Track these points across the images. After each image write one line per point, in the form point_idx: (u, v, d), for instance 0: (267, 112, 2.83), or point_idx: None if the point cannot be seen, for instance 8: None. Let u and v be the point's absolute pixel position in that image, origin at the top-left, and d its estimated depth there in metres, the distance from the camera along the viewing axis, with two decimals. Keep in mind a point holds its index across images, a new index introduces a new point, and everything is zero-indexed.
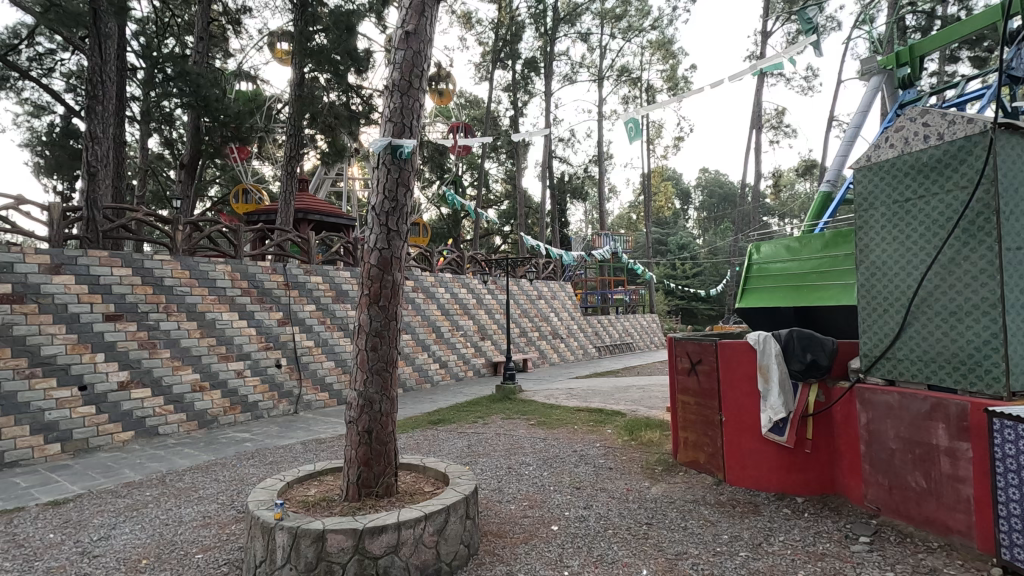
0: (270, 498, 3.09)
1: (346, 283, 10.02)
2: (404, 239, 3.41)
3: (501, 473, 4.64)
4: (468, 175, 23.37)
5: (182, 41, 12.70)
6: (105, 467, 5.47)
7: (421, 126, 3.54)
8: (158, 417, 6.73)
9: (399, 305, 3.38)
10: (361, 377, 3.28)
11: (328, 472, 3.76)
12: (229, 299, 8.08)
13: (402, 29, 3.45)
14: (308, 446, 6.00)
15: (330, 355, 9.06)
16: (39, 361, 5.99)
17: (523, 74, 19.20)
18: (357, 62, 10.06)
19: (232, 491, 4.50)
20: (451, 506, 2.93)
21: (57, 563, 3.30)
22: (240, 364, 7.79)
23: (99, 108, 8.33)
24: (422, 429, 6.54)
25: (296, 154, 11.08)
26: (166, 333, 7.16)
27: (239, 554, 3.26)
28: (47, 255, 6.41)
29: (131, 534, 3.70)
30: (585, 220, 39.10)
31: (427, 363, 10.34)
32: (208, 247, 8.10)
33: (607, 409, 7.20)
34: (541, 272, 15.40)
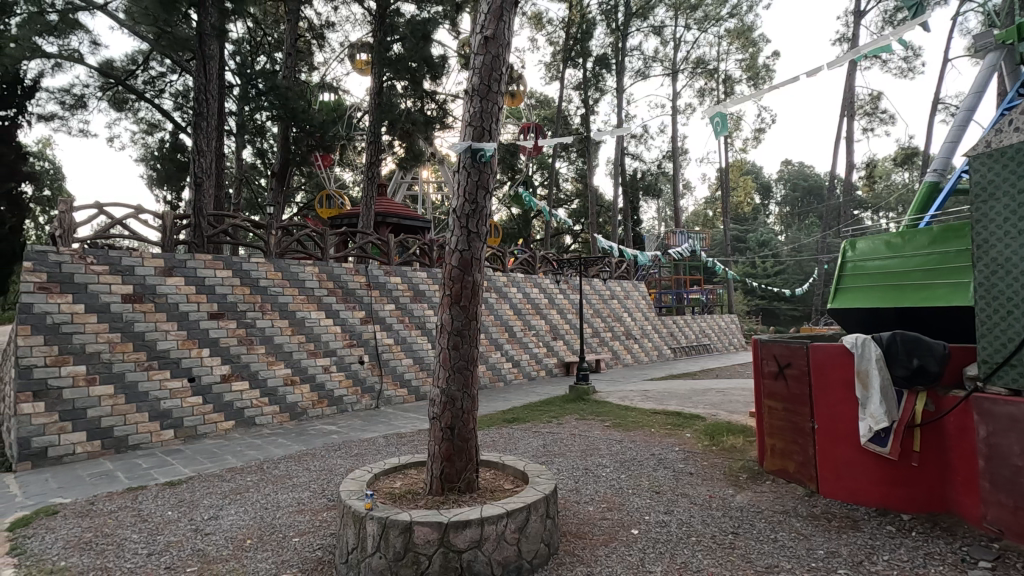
0: (360, 489, 3.25)
1: (423, 283, 10.35)
2: (483, 240, 3.48)
3: (577, 474, 4.62)
4: (538, 175, 23.41)
5: (273, 57, 13.61)
6: (211, 452, 5.97)
7: (500, 129, 3.60)
8: (255, 409, 7.27)
9: (479, 304, 3.45)
10: (443, 376, 3.38)
11: (411, 466, 3.89)
12: (317, 298, 8.58)
13: (482, 34, 3.51)
14: (390, 439, 6.26)
15: (409, 353, 9.39)
16: (155, 355, 6.64)
17: (595, 71, 18.98)
18: (432, 68, 10.36)
19: (322, 480, 4.78)
20: (532, 505, 2.96)
21: (175, 537, 3.64)
22: (327, 360, 8.25)
23: (204, 124, 9.09)
24: (498, 426, 6.65)
25: (376, 159, 11.55)
26: (262, 330, 7.71)
27: (331, 541, 3.45)
28: (162, 259, 7.09)
29: (237, 515, 4.01)
30: (658, 218, 38.11)
31: (500, 362, 10.49)
32: (298, 250, 8.61)
33: (685, 411, 6.99)
34: (614, 272, 15.16)
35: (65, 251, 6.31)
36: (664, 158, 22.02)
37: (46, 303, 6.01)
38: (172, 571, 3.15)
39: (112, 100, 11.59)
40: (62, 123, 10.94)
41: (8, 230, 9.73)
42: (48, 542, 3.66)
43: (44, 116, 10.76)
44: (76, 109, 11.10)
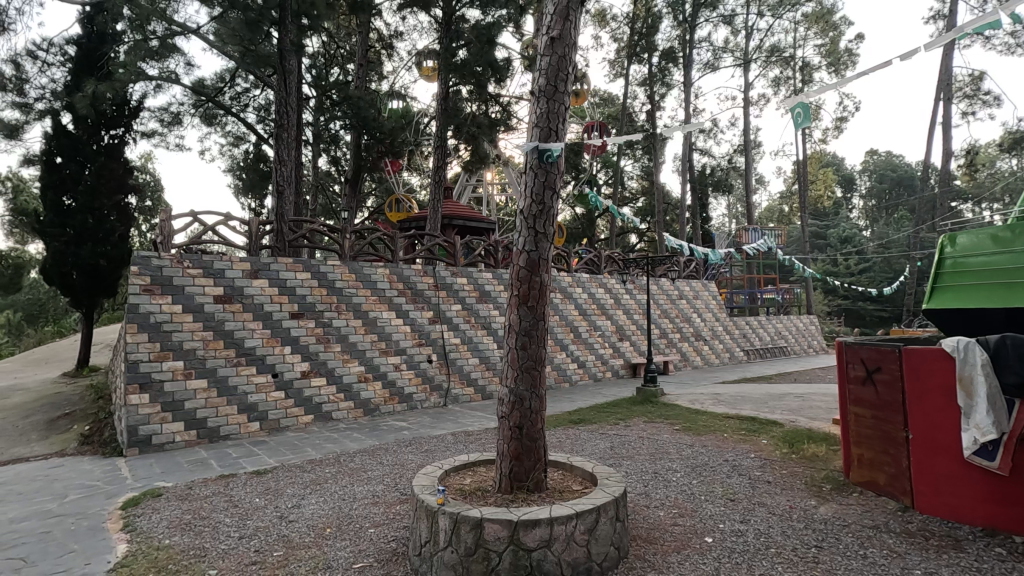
0: (432, 484, 3.33)
1: (489, 283, 10.47)
2: (551, 240, 3.49)
3: (647, 478, 4.52)
4: (602, 174, 23.10)
5: (345, 69, 14.27)
6: (292, 445, 6.33)
7: (567, 129, 3.59)
8: (332, 404, 7.65)
9: (546, 305, 3.46)
10: (512, 375, 3.41)
11: (480, 464, 3.96)
12: (388, 299, 8.89)
13: (548, 35, 3.52)
14: (458, 437, 6.38)
15: (475, 352, 9.55)
16: (244, 352, 7.13)
17: (661, 65, 18.50)
18: (497, 72, 10.48)
19: (395, 475, 4.96)
20: (602, 507, 2.93)
21: (263, 523, 3.90)
22: (398, 358, 8.54)
23: (284, 135, 9.66)
24: (564, 427, 6.63)
25: (443, 163, 11.81)
26: (338, 329, 8.09)
27: (404, 534, 3.56)
28: (248, 262, 7.59)
29: (317, 505, 4.24)
30: (728, 214, 36.62)
31: (565, 362, 10.48)
32: (371, 253, 8.94)
33: (761, 416, 6.68)
34: (682, 272, 14.69)
35: (166, 256, 6.90)
36: (736, 153, 21.11)
37: (150, 303, 6.60)
38: (261, 554, 3.37)
39: (203, 116, 12.55)
40: (161, 139, 11.97)
41: (118, 239, 10.77)
42: (154, 521, 4.03)
43: (146, 133, 11.81)
44: (174, 126, 12.10)
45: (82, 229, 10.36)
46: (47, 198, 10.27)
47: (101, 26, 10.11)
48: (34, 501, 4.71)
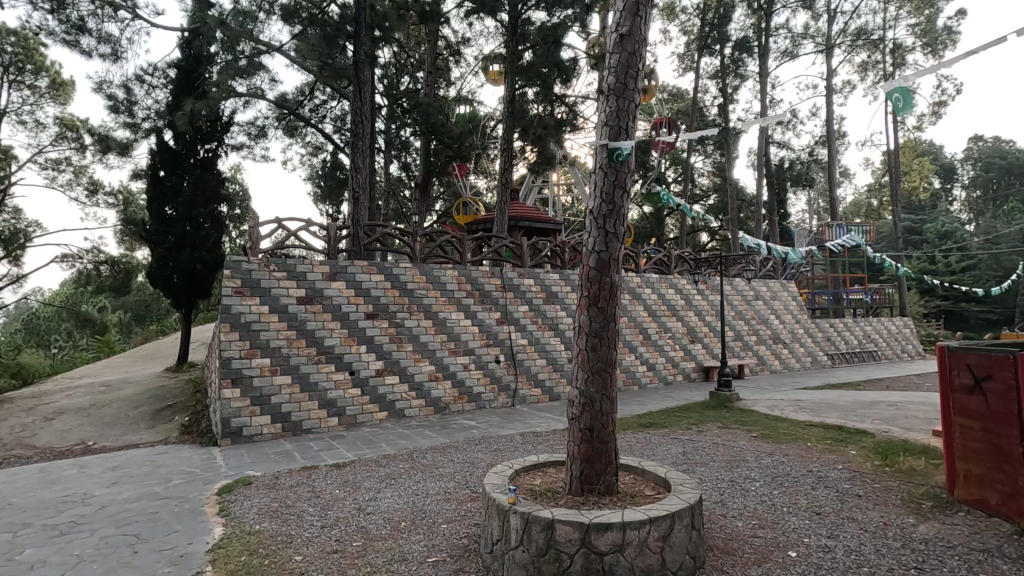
0: (503, 483, 3.37)
1: (555, 285, 10.41)
2: (621, 241, 3.43)
3: (723, 486, 4.35)
4: (671, 171, 22.44)
5: (415, 77, 14.73)
6: (368, 440, 6.59)
7: (637, 127, 3.53)
8: (404, 401, 7.91)
9: (617, 306, 3.41)
10: (582, 377, 3.39)
11: (550, 465, 3.96)
12: (457, 300, 9.07)
13: (617, 32, 3.47)
14: (526, 437, 6.42)
15: (543, 353, 9.55)
16: (323, 350, 7.52)
17: (734, 56, 17.74)
18: (563, 72, 10.46)
19: (466, 472, 5.06)
20: (676, 514, 2.85)
21: (343, 514, 4.08)
22: (467, 358, 8.70)
23: (359, 143, 10.10)
24: (633, 431, 6.51)
25: (509, 165, 11.90)
26: (409, 329, 8.36)
27: (476, 531, 3.63)
28: (327, 265, 7.99)
29: (392, 499, 4.39)
30: (809, 210, 34.55)
31: (634, 365, 10.30)
32: (440, 255, 9.18)
33: (849, 426, 6.25)
34: (759, 271, 13.99)
35: (254, 260, 7.40)
36: (817, 144, 19.87)
37: (241, 304, 7.10)
38: (342, 543, 3.53)
39: (286, 128, 13.36)
40: (249, 151, 12.86)
41: (212, 244, 11.64)
42: (246, 507, 4.32)
43: (236, 146, 12.73)
44: (260, 138, 12.96)
45: (182, 236, 11.31)
46: (152, 208, 11.29)
47: (198, 49, 11.00)
48: (144, 484, 5.19)
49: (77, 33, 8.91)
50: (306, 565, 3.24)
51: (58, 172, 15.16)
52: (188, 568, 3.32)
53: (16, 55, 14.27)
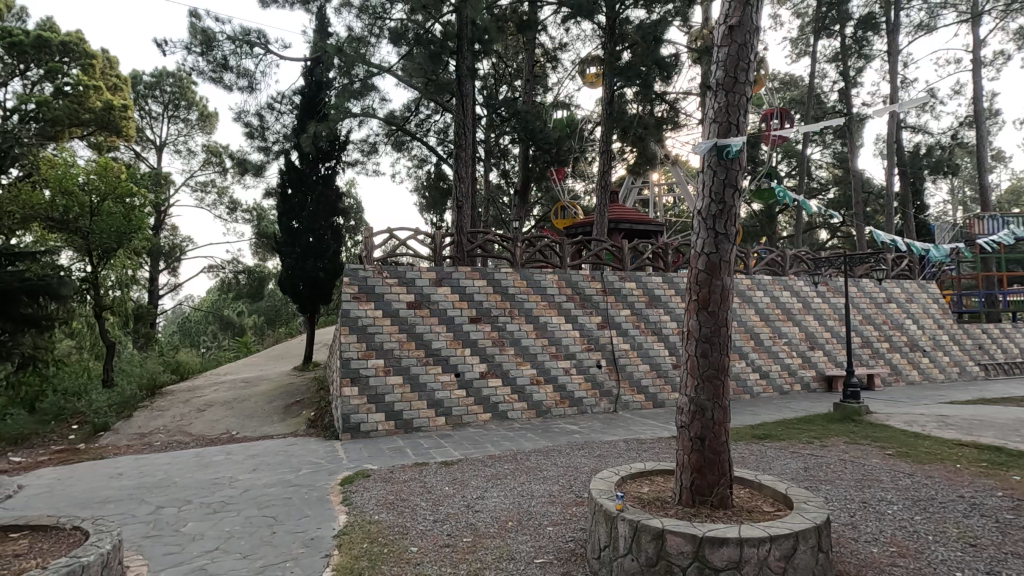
0: (609, 489, 3.34)
1: (659, 288, 10.08)
2: (732, 241, 3.28)
3: (853, 507, 3.97)
4: (785, 165, 20.89)
5: (513, 85, 15.03)
6: (474, 440, 6.81)
7: (749, 122, 3.36)
8: (507, 404, 8.07)
9: (729, 311, 3.26)
10: (692, 384, 3.27)
11: (658, 473, 3.86)
12: (558, 304, 9.11)
13: (726, 24, 3.33)
14: (631, 444, 6.29)
15: (645, 358, 9.30)
16: (432, 353, 7.90)
17: (857, 36, 16.17)
18: (664, 69, 10.11)
19: (570, 477, 5.06)
20: (801, 533, 2.66)
21: (454, 510, 4.26)
22: (568, 363, 8.71)
23: (462, 153, 10.51)
24: (747, 442, 6.14)
25: (608, 167, 11.75)
26: (511, 333, 8.54)
27: (582, 536, 3.62)
28: (434, 271, 8.40)
29: (499, 499, 4.51)
30: (952, 199, 30.54)
31: (745, 372, 9.72)
32: (540, 260, 9.23)
33: (1010, 448, 5.43)
34: (892, 271, 12.58)
35: (369, 267, 7.98)
36: (962, 126, 17.50)
37: (358, 308, 7.68)
38: (453, 538, 3.69)
39: (394, 143, 14.21)
40: (362, 167, 13.84)
41: (332, 254, 12.64)
42: (365, 498, 4.65)
43: (351, 163, 13.76)
44: (371, 154, 13.91)
45: (306, 247, 12.42)
46: (281, 223, 12.52)
47: (318, 76, 12.02)
48: (279, 471, 5.77)
49: (222, 71, 10.15)
50: (421, 556, 3.42)
51: (206, 193, 17.32)
52: (318, 551, 3.63)
53: (174, 94, 16.54)
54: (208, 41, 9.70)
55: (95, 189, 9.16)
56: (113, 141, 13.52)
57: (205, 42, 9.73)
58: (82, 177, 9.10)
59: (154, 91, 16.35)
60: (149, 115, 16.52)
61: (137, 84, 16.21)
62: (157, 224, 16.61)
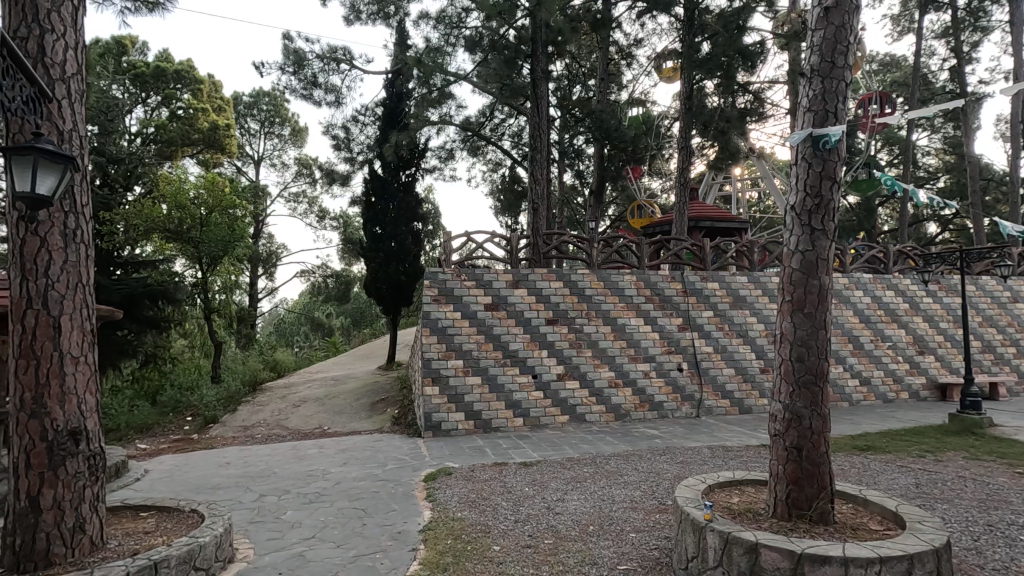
0: (696, 497, 3.22)
1: (744, 288, 9.59)
2: (831, 237, 3.07)
3: (977, 530, 3.57)
4: (885, 153, 19.21)
5: (587, 85, 14.90)
6: (553, 442, 6.81)
7: (848, 109, 3.13)
8: (585, 406, 7.99)
9: (828, 312, 3.05)
10: (786, 390, 3.08)
11: (749, 483, 3.67)
12: (636, 306, 8.91)
13: (821, 6, 3.12)
14: (716, 452, 6.03)
15: (730, 362, 8.89)
16: (509, 354, 7.98)
17: (972, 7, 14.57)
18: (747, 59, 9.62)
19: (652, 483, 4.93)
20: (916, 556, 2.43)
21: (535, 511, 4.28)
22: (647, 365, 8.50)
23: (537, 156, 10.54)
24: (847, 453, 5.70)
25: (688, 163, 11.35)
26: (588, 335, 8.46)
27: (667, 545, 3.51)
28: (510, 274, 8.49)
29: (579, 502, 4.47)
30: None
31: (842, 378, 9.04)
32: (618, 261, 9.08)
33: None
34: (1018, 266, 11.20)
35: (448, 270, 8.22)
36: None
37: (438, 310, 7.93)
38: (534, 539, 3.70)
39: (470, 148, 14.50)
40: (439, 173, 14.24)
41: (413, 257, 13.09)
42: (448, 495, 4.78)
43: (429, 169, 14.20)
44: (448, 160, 14.28)
45: (389, 252, 12.94)
46: (366, 229, 13.13)
47: (399, 87, 12.51)
48: (366, 466, 6.05)
49: (311, 88, 10.80)
50: (504, 556, 3.46)
51: (298, 203, 18.53)
52: (406, 545, 3.77)
53: (270, 111, 17.86)
54: (299, 61, 10.41)
55: (204, 203, 10.00)
56: (217, 158, 14.78)
57: (297, 62, 10.45)
58: (193, 192, 9.95)
59: (252, 110, 17.74)
60: (248, 132, 17.92)
61: (237, 104, 17.66)
62: (255, 232, 17.98)
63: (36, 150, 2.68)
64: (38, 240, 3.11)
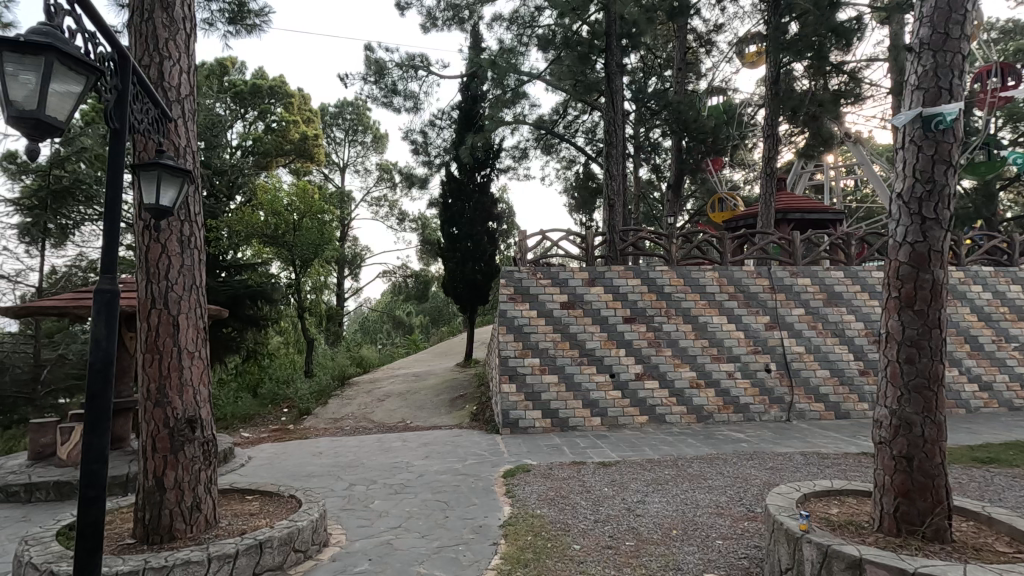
0: (790, 506, 3.04)
1: (840, 284, 8.91)
2: (946, 227, 2.79)
3: None
4: (1007, 131, 17.14)
5: (663, 76, 14.46)
6: (632, 443, 6.66)
7: (966, 84, 2.82)
8: (665, 407, 7.76)
9: (943, 309, 2.77)
10: (893, 394, 2.84)
11: (849, 494, 3.42)
12: (718, 303, 8.54)
13: None
14: (810, 458, 5.65)
15: (824, 363, 8.30)
16: (586, 352, 7.92)
17: None
18: (842, 37, 8.91)
19: (740, 489, 4.71)
20: None
21: (615, 512, 4.22)
22: (731, 366, 8.12)
23: (613, 152, 10.36)
24: (963, 465, 5.15)
25: (774, 152, 10.71)
26: (668, 334, 8.22)
27: (758, 554, 3.34)
28: (586, 272, 8.42)
29: (661, 505, 4.36)
30: None
31: (957, 382, 8.18)
32: (698, 256, 8.79)
33: None
34: None
35: (524, 269, 8.30)
36: None
37: (514, 309, 8.02)
38: (615, 540, 3.65)
39: (544, 147, 14.50)
40: (514, 172, 14.37)
41: (489, 257, 13.29)
42: (528, 492, 4.82)
43: (503, 169, 14.36)
44: (522, 160, 14.38)
45: (466, 251, 13.20)
46: (443, 230, 13.49)
47: (474, 90, 12.74)
48: (447, 460, 6.23)
49: (391, 95, 11.24)
50: (584, 555, 3.44)
51: (380, 207, 19.36)
52: (487, 538, 3.85)
53: (353, 121, 18.81)
54: (380, 70, 10.87)
55: (296, 209, 10.70)
56: (308, 167, 15.77)
57: (377, 71, 10.92)
58: (287, 199, 10.67)
59: (337, 120, 18.75)
60: (334, 141, 18.96)
61: (324, 115, 18.74)
62: (342, 236, 19.00)
63: (160, 165, 2.96)
64: (159, 246, 3.46)
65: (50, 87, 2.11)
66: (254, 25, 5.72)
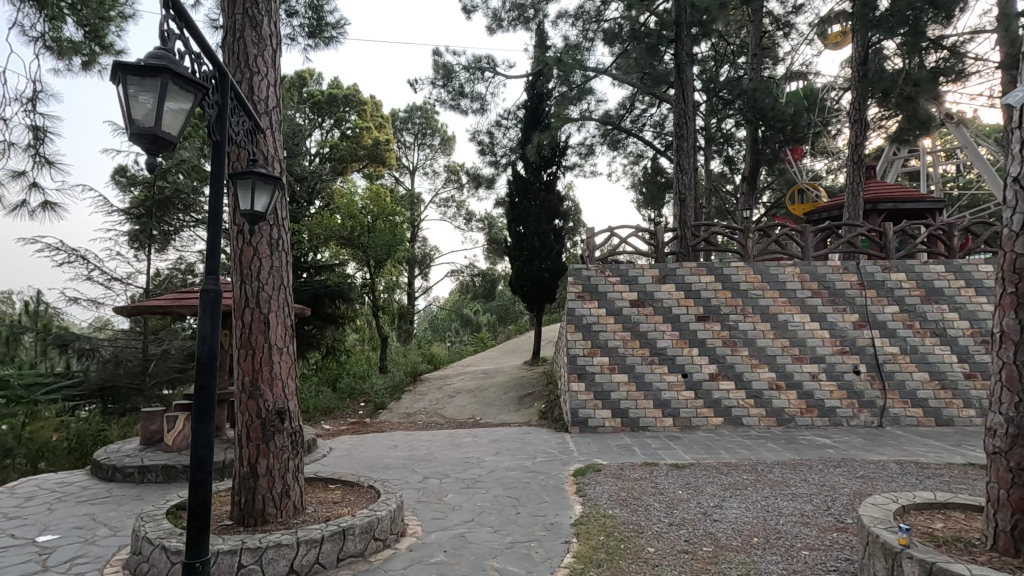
0: (887, 518, 2.83)
1: (941, 279, 8.15)
2: None
3: None
4: None
5: (737, 64, 13.84)
6: (707, 445, 6.44)
7: None
8: (741, 409, 7.45)
9: None
10: (1009, 400, 2.57)
11: (955, 508, 3.14)
12: (800, 301, 8.06)
13: None
14: (907, 467, 5.23)
15: (922, 365, 7.66)
16: (657, 351, 7.74)
17: None
18: (940, 7, 8.13)
19: (827, 497, 4.43)
20: None
21: (690, 516, 4.10)
22: (815, 367, 7.66)
23: (684, 145, 10.04)
24: None
25: (862, 138, 9.96)
26: (744, 333, 7.86)
27: (849, 567, 3.15)
28: (656, 269, 8.20)
29: (740, 510, 4.19)
30: None
31: None
32: (777, 251, 8.33)
33: None
34: None
35: (592, 267, 8.22)
36: None
37: (582, 307, 7.96)
38: (691, 545, 3.55)
39: (611, 143, 14.29)
40: (580, 169, 14.25)
41: (556, 255, 13.26)
42: (599, 492, 4.78)
43: (569, 166, 14.29)
44: (589, 156, 14.24)
45: (533, 249, 13.23)
46: (510, 229, 13.59)
47: (539, 88, 12.74)
48: (517, 457, 6.28)
49: (459, 97, 11.44)
50: (659, 558, 3.37)
51: (448, 208, 19.79)
52: (558, 536, 3.85)
53: (421, 124, 19.35)
54: (448, 73, 11.12)
55: (370, 211, 11.14)
56: (380, 171, 16.40)
57: (445, 74, 11.17)
58: (361, 203, 11.14)
59: (407, 124, 19.34)
60: (404, 145, 19.58)
61: (395, 120, 19.39)
62: (412, 236, 19.61)
63: (253, 173, 3.19)
64: (252, 248, 3.72)
65: (164, 106, 2.32)
66: (331, 37, 6.00)
